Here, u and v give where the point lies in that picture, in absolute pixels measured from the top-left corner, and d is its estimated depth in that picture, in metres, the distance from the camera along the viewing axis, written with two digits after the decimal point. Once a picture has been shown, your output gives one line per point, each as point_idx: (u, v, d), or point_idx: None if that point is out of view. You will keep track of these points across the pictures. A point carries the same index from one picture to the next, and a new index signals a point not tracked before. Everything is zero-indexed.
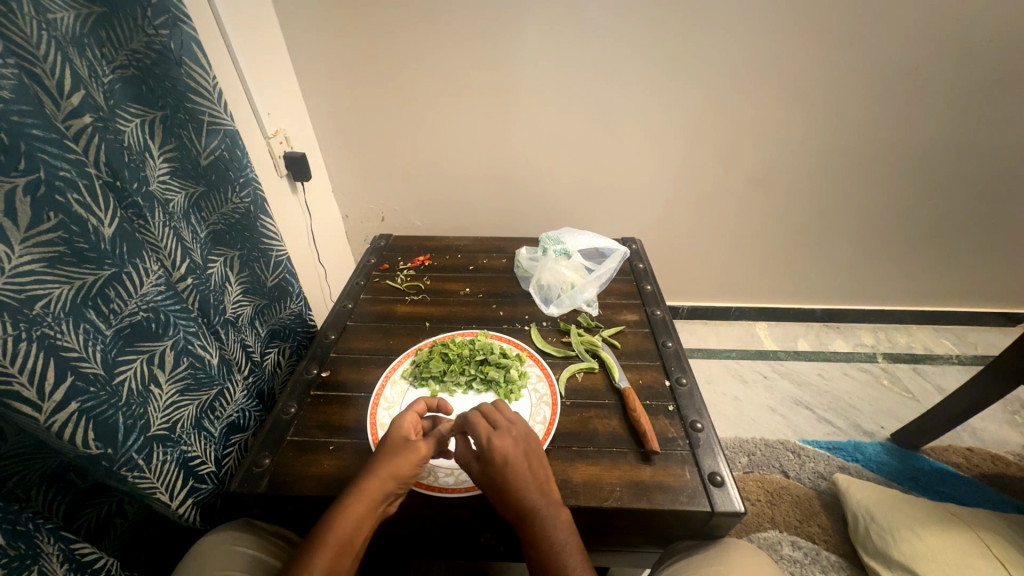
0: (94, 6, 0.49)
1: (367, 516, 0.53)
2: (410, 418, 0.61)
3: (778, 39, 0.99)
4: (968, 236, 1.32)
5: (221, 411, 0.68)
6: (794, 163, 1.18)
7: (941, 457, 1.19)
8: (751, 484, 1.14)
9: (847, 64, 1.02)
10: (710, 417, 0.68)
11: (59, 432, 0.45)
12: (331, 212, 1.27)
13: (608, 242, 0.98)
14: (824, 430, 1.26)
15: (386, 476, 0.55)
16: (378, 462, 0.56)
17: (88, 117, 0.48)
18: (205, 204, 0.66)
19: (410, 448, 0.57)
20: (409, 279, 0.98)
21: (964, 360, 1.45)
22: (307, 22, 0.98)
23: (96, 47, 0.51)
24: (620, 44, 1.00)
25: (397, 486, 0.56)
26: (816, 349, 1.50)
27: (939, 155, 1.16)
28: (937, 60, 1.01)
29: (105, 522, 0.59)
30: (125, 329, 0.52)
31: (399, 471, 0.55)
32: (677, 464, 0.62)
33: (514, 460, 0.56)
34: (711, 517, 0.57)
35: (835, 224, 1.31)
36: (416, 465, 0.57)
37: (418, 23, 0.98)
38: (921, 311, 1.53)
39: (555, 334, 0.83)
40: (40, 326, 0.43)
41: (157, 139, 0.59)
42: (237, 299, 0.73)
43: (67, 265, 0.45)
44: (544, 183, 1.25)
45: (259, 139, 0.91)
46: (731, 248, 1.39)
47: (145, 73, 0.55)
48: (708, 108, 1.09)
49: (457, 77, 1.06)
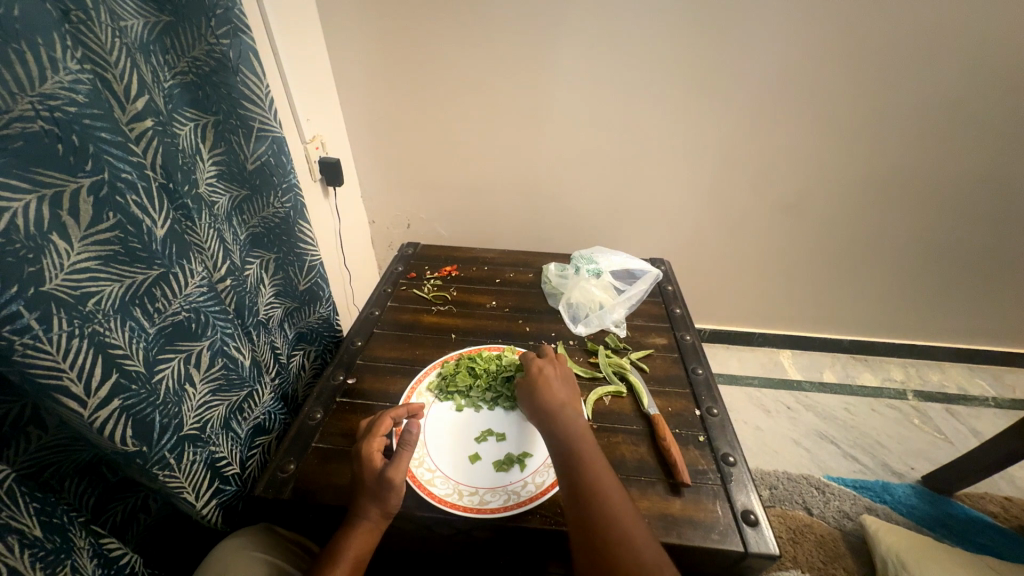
0: (162, 15, 0.52)
1: (370, 537, 0.55)
2: (375, 442, 0.60)
3: (819, 67, 0.98)
4: (1010, 274, 1.28)
5: (249, 412, 0.68)
6: (829, 190, 1.16)
7: (975, 504, 1.14)
8: (773, 520, 1.10)
9: (890, 94, 1.00)
10: (742, 451, 0.66)
11: (100, 428, 0.45)
12: (359, 217, 1.29)
13: (639, 263, 0.97)
14: (850, 467, 1.22)
15: (378, 501, 0.56)
16: (362, 489, 0.57)
17: (149, 121, 0.49)
18: (247, 207, 0.67)
19: (370, 472, 0.57)
20: (435, 289, 0.98)
21: (1001, 403, 1.39)
22: (351, 33, 1.01)
23: (159, 54, 0.53)
24: (656, 65, 1.01)
25: (379, 511, 0.56)
26: (842, 381, 1.46)
27: (983, 188, 1.12)
28: (985, 93, 0.98)
29: (130, 517, 0.59)
30: (167, 328, 0.53)
31: (379, 498, 0.56)
32: (708, 498, 0.60)
33: (550, 375, 0.67)
34: (743, 559, 0.55)
35: (868, 255, 1.28)
36: (378, 482, 0.56)
37: (458, 38, 1.00)
38: (957, 349, 1.47)
39: (581, 354, 0.82)
40: (91, 323, 0.43)
41: (208, 143, 0.61)
42: (269, 301, 0.74)
43: (120, 263, 0.46)
44: (572, 199, 1.25)
45: (296, 144, 0.94)
46: (758, 273, 1.36)
47: (202, 80, 0.58)
48: (742, 132, 1.08)
49: (493, 90, 1.07)
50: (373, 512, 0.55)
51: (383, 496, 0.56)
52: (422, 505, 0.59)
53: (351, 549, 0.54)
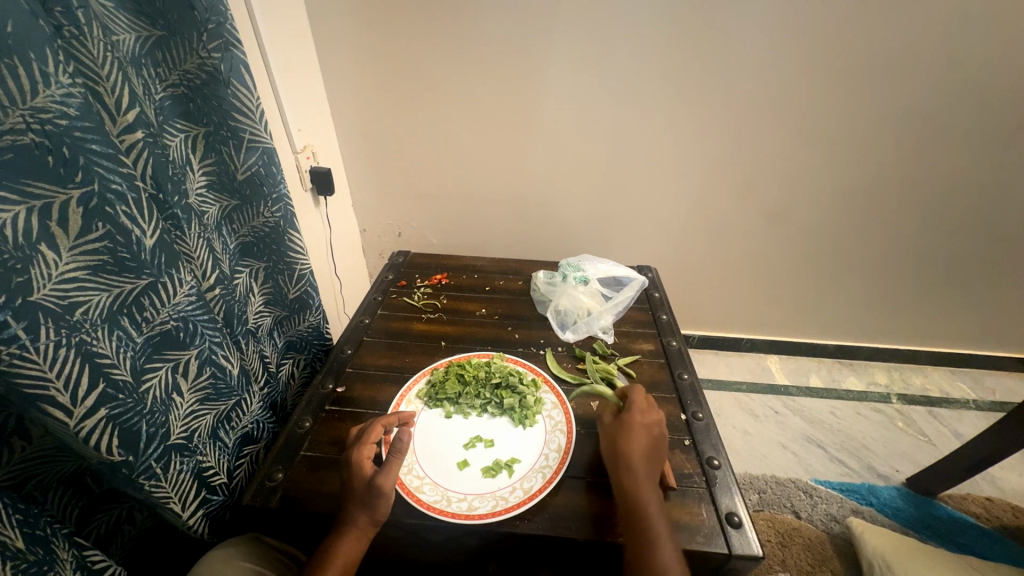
0: (154, 29, 0.53)
1: (359, 544, 0.55)
2: (366, 451, 0.60)
3: (797, 82, 1.02)
4: (986, 279, 1.32)
5: (237, 421, 0.68)
6: (810, 199, 1.20)
7: (958, 505, 1.16)
8: (762, 524, 1.11)
9: (865, 108, 1.05)
10: (726, 454, 0.67)
11: (86, 438, 0.45)
12: (350, 226, 1.29)
13: (626, 270, 0.99)
14: (836, 470, 1.24)
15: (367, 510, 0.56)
16: (350, 498, 0.57)
17: (140, 132, 0.50)
18: (236, 216, 0.68)
19: (359, 483, 0.57)
20: (425, 297, 0.99)
21: (982, 405, 1.43)
22: (342, 45, 1.03)
23: (151, 67, 0.54)
24: (639, 77, 1.04)
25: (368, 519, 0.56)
26: (828, 385, 1.48)
27: (957, 196, 1.16)
28: (953, 108, 1.03)
29: (114, 528, 0.59)
30: (154, 337, 0.53)
31: (368, 506, 0.56)
32: (694, 501, 0.61)
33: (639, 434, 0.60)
34: (728, 560, 0.56)
35: (850, 261, 1.31)
36: (367, 491, 0.56)
37: (448, 51, 1.03)
38: (938, 353, 1.51)
39: (570, 361, 0.83)
40: (79, 333, 0.44)
41: (198, 154, 0.61)
42: (258, 310, 0.74)
43: (109, 273, 0.47)
44: (561, 207, 1.27)
45: (288, 155, 0.95)
46: (744, 280, 1.38)
47: (193, 92, 0.59)
48: (724, 142, 1.12)
49: (482, 102, 1.09)
50: (361, 519, 0.56)
51: (374, 504, 0.56)
52: (412, 513, 0.59)
53: (339, 557, 0.55)
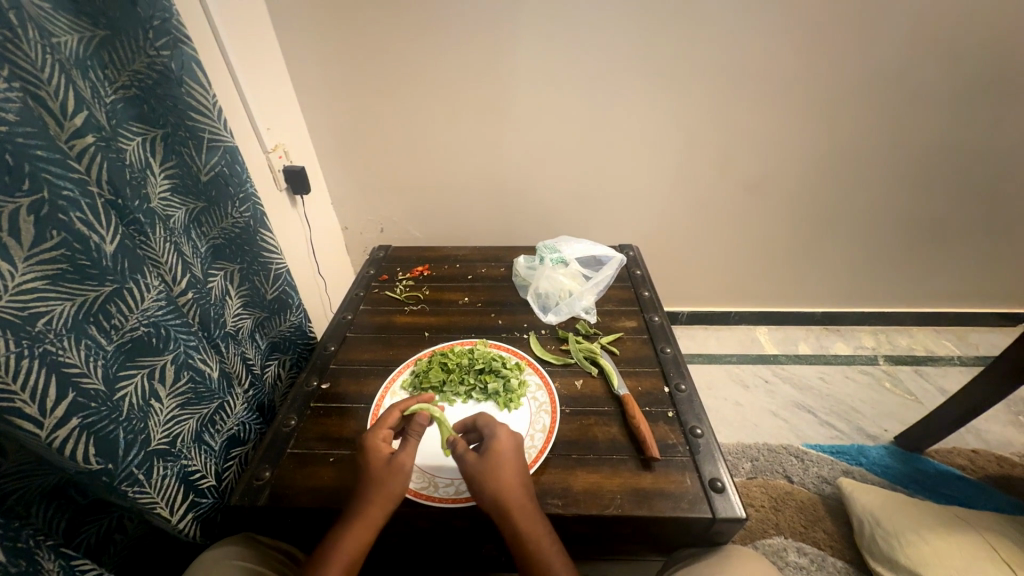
0: (97, 29, 0.51)
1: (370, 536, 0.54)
2: (382, 434, 0.58)
3: (768, 49, 1.01)
4: (965, 236, 1.33)
5: (221, 424, 0.68)
6: (788, 168, 1.20)
7: (945, 459, 1.18)
8: (755, 491, 1.13)
9: (837, 71, 1.04)
10: (709, 422, 0.68)
11: (60, 447, 0.45)
12: (331, 224, 1.28)
13: (604, 249, 0.99)
14: (827, 434, 1.26)
15: (383, 500, 0.54)
16: (365, 489, 0.54)
17: (90, 137, 0.49)
18: (205, 219, 0.67)
19: (377, 471, 0.55)
20: (408, 290, 0.99)
21: (966, 361, 1.45)
22: (305, 38, 1.00)
23: (99, 69, 0.52)
24: (610, 54, 1.02)
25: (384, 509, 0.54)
26: (817, 352, 1.50)
27: (933, 155, 1.17)
28: (925, 66, 1.03)
29: (105, 537, 0.59)
30: (125, 344, 0.53)
31: (387, 495, 0.54)
32: (678, 470, 0.62)
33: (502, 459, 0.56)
34: (713, 524, 0.57)
35: (831, 227, 1.32)
36: (388, 479, 0.54)
37: (413, 38, 1.01)
38: (922, 312, 1.53)
39: (553, 342, 0.83)
40: (42, 343, 0.43)
41: (158, 156, 0.60)
42: (237, 312, 0.74)
43: (69, 281, 0.46)
44: (541, 192, 1.26)
45: (257, 154, 0.93)
46: (728, 253, 1.39)
47: (146, 93, 0.57)
48: (700, 115, 1.11)
49: (453, 88, 1.08)
50: (373, 511, 0.54)
51: (383, 492, 0.54)
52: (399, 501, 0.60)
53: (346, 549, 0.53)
